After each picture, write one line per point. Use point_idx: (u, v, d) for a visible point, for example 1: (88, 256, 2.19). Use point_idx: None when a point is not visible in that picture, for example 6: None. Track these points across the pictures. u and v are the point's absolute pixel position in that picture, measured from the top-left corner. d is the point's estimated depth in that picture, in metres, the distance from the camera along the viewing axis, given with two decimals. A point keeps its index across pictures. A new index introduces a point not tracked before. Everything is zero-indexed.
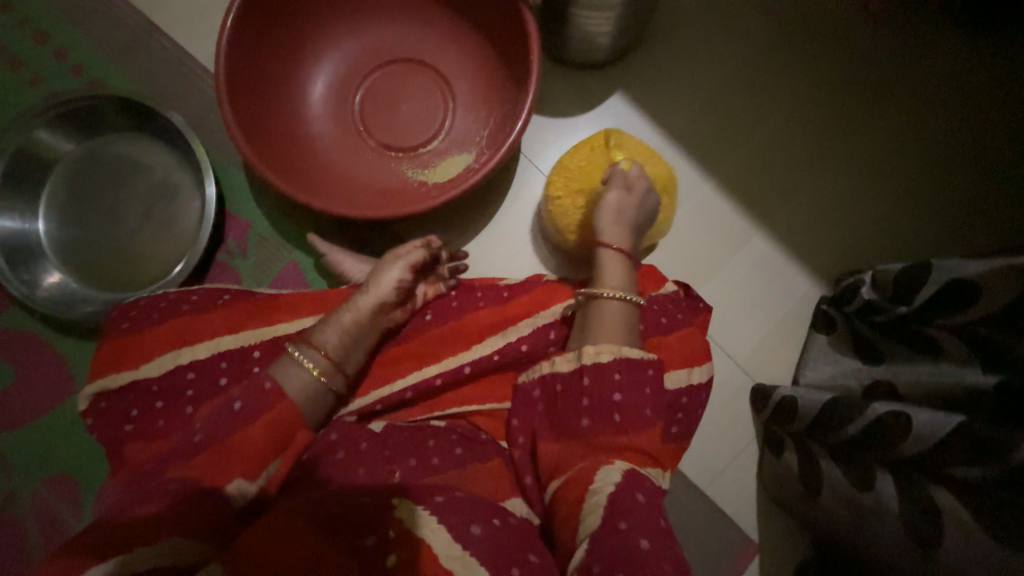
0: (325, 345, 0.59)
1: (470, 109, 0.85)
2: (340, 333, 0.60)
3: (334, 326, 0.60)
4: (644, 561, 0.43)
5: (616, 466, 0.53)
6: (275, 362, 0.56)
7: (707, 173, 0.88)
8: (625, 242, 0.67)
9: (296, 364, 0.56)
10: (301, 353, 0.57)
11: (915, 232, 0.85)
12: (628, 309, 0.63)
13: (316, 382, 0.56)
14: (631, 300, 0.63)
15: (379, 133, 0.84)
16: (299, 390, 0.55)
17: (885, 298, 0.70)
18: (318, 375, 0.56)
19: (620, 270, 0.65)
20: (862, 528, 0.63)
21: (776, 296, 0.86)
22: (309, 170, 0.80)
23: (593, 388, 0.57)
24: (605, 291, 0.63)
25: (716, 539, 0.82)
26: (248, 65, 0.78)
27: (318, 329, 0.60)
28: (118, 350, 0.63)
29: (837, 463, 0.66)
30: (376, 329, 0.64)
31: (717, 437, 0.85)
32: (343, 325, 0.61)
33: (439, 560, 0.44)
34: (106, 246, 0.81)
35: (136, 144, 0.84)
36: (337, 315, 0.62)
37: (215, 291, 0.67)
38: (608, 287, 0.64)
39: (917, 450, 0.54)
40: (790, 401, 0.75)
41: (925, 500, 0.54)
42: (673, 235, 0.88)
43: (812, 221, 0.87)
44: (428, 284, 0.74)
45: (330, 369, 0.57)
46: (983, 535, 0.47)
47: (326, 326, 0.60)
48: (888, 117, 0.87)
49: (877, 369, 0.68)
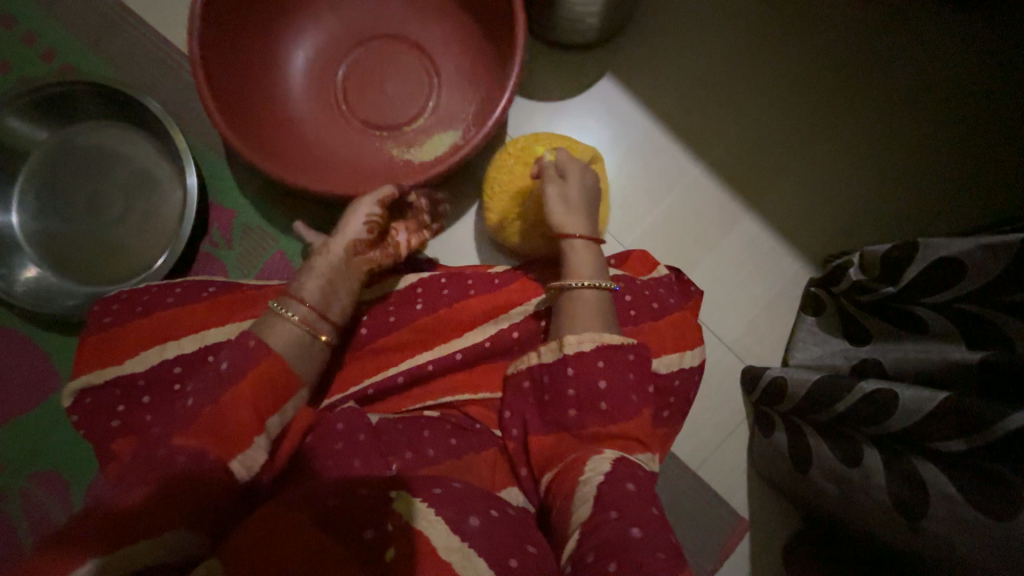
0: (306, 296, 0.59)
1: (455, 85, 0.83)
2: (320, 282, 0.60)
3: (309, 276, 0.61)
4: (640, 551, 0.43)
5: (606, 456, 0.54)
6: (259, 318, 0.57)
7: (697, 157, 0.88)
8: (584, 227, 0.66)
9: (275, 314, 0.56)
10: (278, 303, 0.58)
11: (901, 213, 0.86)
12: (602, 297, 0.62)
13: (298, 328, 0.56)
14: (602, 288, 0.62)
15: (362, 111, 0.83)
16: (286, 343, 0.55)
17: (872, 279, 0.70)
18: (300, 322, 0.57)
19: (585, 259, 0.64)
20: (851, 501, 0.64)
21: (766, 278, 0.87)
22: (293, 151, 0.78)
23: (577, 379, 0.57)
24: (573, 282, 0.62)
25: (707, 519, 0.83)
26: (226, 48, 0.75)
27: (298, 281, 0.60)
28: (101, 346, 0.61)
29: (825, 440, 0.67)
30: (355, 273, 0.63)
31: (709, 418, 0.86)
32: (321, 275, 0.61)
33: (439, 552, 0.43)
34: (86, 239, 0.79)
35: (113, 133, 0.81)
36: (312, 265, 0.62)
37: (199, 284, 0.65)
38: (575, 279, 0.63)
39: (903, 425, 0.56)
40: (780, 381, 0.76)
41: (911, 471, 0.55)
42: (663, 218, 0.87)
43: (801, 204, 0.87)
44: (410, 231, 0.72)
45: (309, 313, 0.57)
46: (968, 505, 0.48)
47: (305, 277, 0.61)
48: (875, 100, 0.88)
49: (865, 349, 0.71)
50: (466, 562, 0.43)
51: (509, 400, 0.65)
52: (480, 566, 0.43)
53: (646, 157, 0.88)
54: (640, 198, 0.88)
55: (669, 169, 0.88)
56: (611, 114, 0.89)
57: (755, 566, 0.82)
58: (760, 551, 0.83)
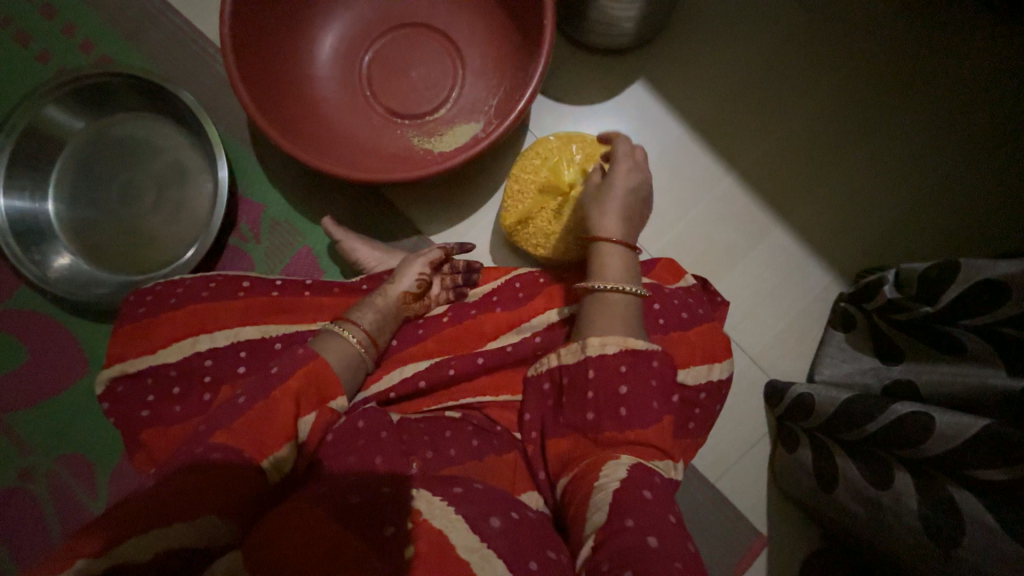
0: (363, 322, 0.63)
1: (480, 77, 0.83)
2: (375, 315, 0.65)
3: (367, 306, 0.65)
4: (654, 559, 0.42)
5: (622, 462, 0.53)
6: (317, 335, 0.60)
7: (728, 164, 0.87)
8: (617, 231, 0.64)
9: (337, 336, 0.60)
10: (340, 326, 0.61)
11: (936, 230, 0.83)
12: (633, 302, 0.61)
13: (354, 352, 0.60)
14: (632, 292, 0.61)
15: (386, 99, 0.82)
16: (338, 358, 0.58)
17: (908, 296, 0.68)
18: (356, 343, 0.60)
19: (614, 263, 0.63)
20: (880, 525, 0.62)
21: (794, 291, 0.86)
22: (317, 140, 0.77)
23: (597, 381, 0.56)
24: (599, 282, 0.62)
25: (725, 532, 0.82)
26: (258, 39, 0.75)
27: (356, 308, 0.65)
28: (129, 334, 0.61)
29: (854, 460, 0.66)
30: (401, 315, 0.68)
31: (729, 431, 0.85)
32: (378, 308, 0.65)
33: (456, 549, 0.42)
34: (118, 228, 0.80)
35: (149, 125, 0.82)
36: (368, 299, 0.67)
37: (235, 277, 0.65)
38: (604, 279, 0.62)
39: (938, 450, 0.54)
40: (808, 397, 0.75)
41: (946, 497, 0.53)
42: (691, 227, 0.86)
43: (832, 215, 0.86)
44: (447, 289, 0.73)
45: (365, 339, 0.62)
46: (1005, 537, 0.47)
47: (363, 306, 0.65)
48: (913, 110, 0.86)
49: (896, 368, 0.69)
50: (485, 564, 0.41)
51: (530, 402, 0.65)
52: (500, 566, 0.41)
53: (677, 165, 0.87)
54: (668, 207, 0.87)
55: (699, 178, 0.87)
56: (642, 120, 0.87)
57: None
58: (777, 567, 0.81)
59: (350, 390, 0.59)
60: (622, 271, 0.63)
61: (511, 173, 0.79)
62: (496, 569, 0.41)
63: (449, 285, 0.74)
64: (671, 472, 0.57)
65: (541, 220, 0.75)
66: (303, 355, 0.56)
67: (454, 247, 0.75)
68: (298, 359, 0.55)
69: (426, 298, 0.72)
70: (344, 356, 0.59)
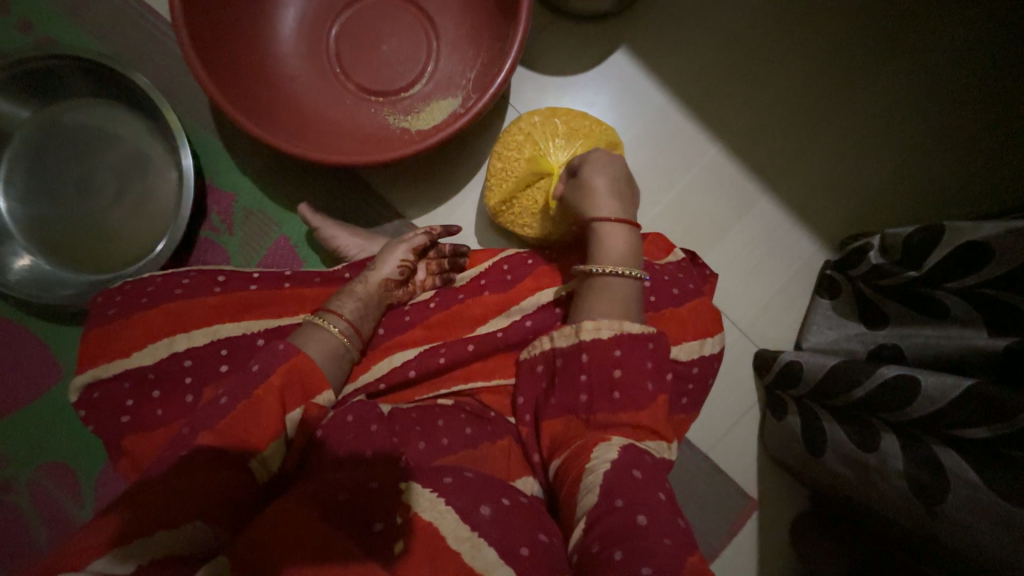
0: (346, 312, 0.61)
1: (455, 49, 0.79)
2: (357, 304, 0.63)
3: (348, 295, 0.63)
4: (643, 537, 0.43)
5: (612, 443, 0.53)
6: (297, 329, 0.58)
7: (713, 133, 0.85)
8: (614, 210, 0.62)
9: (320, 329, 0.58)
10: (322, 319, 0.60)
11: (918, 194, 0.84)
12: (633, 285, 0.60)
13: (338, 343, 0.59)
14: (632, 275, 0.60)
15: (357, 75, 0.78)
16: (323, 351, 0.57)
17: (893, 263, 0.69)
18: (340, 335, 0.59)
19: (614, 244, 0.61)
20: (866, 484, 0.64)
21: (781, 260, 0.86)
22: (285, 121, 0.73)
23: (591, 364, 0.56)
24: (597, 266, 0.60)
25: (718, 500, 0.84)
26: (213, 11, 0.69)
27: (338, 297, 0.63)
28: (95, 340, 0.58)
29: (840, 424, 0.68)
30: (384, 304, 0.67)
31: (719, 402, 0.86)
32: (360, 298, 0.63)
33: (446, 541, 0.43)
34: (79, 224, 0.75)
35: (102, 111, 0.77)
36: (350, 287, 0.65)
37: (209, 272, 0.62)
38: (603, 263, 0.61)
39: (926, 411, 0.55)
40: (795, 366, 0.76)
41: (931, 456, 0.55)
42: (678, 200, 0.85)
43: (818, 182, 0.85)
44: (429, 273, 0.72)
45: (349, 330, 0.60)
46: (988, 490, 0.49)
47: (346, 295, 0.63)
48: (897, 70, 0.84)
49: (882, 332, 0.70)
50: (477, 552, 0.43)
51: (522, 385, 0.64)
52: (490, 554, 0.43)
53: (662, 137, 0.85)
54: (655, 180, 0.85)
55: (685, 149, 0.85)
56: (626, 90, 0.85)
57: (762, 545, 0.84)
58: (766, 531, 0.84)
59: (337, 384, 0.58)
60: (625, 253, 0.62)
61: (493, 151, 0.76)
62: (486, 558, 0.42)
63: (434, 268, 0.72)
64: (663, 452, 0.56)
65: (526, 199, 0.72)
66: (286, 351, 0.54)
67: (439, 231, 0.73)
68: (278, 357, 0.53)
69: (411, 284, 0.70)
70: (329, 348, 0.58)
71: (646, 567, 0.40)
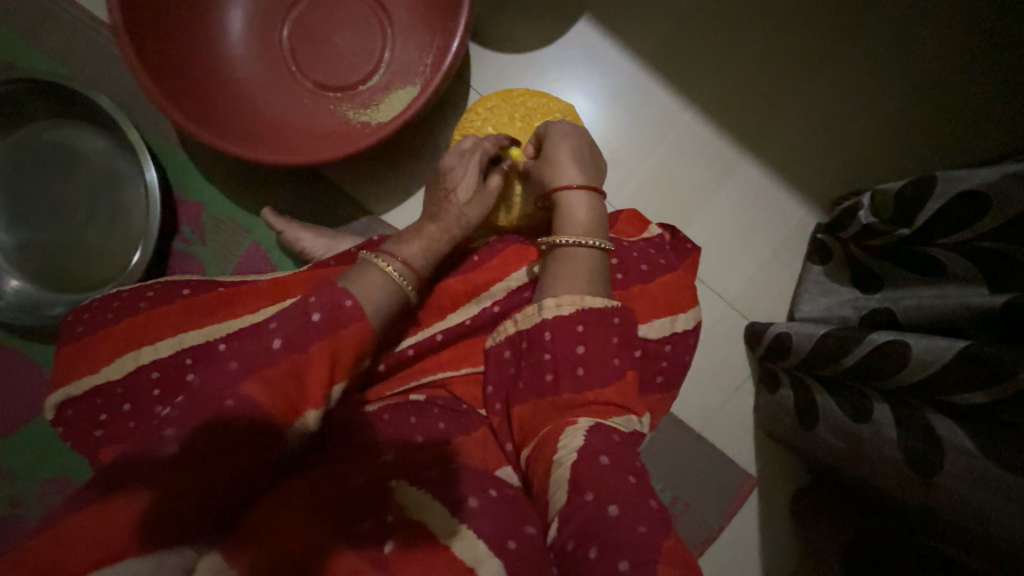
0: (406, 254, 0.56)
1: (411, 36, 0.77)
2: (422, 245, 0.58)
3: (416, 239, 0.58)
4: (614, 529, 0.42)
5: (578, 427, 0.51)
6: (352, 274, 0.53)
7: (688, 100, 0.81)
8: (577, 175, 0.60)
9: (381, 275, 0.54)
10: (384, 263, 0.55)
11: (911, 144, 0.79)
12: (598, 255, 0.58)
13: (398, 292, 0.54)
14: (598, 246, 0.58)
15: (313, 72, 0.76)
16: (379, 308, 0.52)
17: (883, 221, 0.65)
18: (402, 285, 0.54)
19: (578, 212, 0.59)
20: (861, 456, 0.61)
21: (768, 228, 0.82)
22: (242, 126, 0.72)
23: (555, 344, 0.55)
24: (563, 236, 0.59)
25: (716, 479, 0.81)
26: (161, 20, 0.69)
27: (400, 239, 0.58)
28: (67, 359, 0.59)
29: (832, 395, 0.65)
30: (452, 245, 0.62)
31: (710, 378, 0.83)
32: (427, 239, 0.59)
33: (439, 538, 0.45)
34: (57, 245, 0.77)
35: (68, 131, 0.78)
36: (420, 229, 0.60)
37: (176, 283, 0.64)
38: (568, 234, 0.59)
39: (914, 378, 0.52)
40: (785, 337, 0.73)
41: (925, 426, 0.51)
42: (654, 174, 0.82)
43: (804, 143, 0.81)
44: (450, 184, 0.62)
45: (413, 281, 0.56)
46: (984, 459, 0.45)
47: (410, 237, 0.58)
48: (883, 14, 0.79)
49: (875, 298, 0.66)
50: (466, 545, 0.44)
51: (492, 373, 0.62)
52: (480, 546, 0.44)
53: (632, 108, 0.81)
54: (629, 152, 0.81)
55: (659, 118, 0.81)
56: (592, 62, 0.81)
57: (764, 522, 0.81)
58: (767, 507, 0.82)
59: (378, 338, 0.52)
60: (590, 222, 0.60)
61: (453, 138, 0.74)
62: (478, 550, 0.43)
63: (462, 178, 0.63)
64: (633, 426, 0.55)
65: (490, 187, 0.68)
66: (348, 314, 0.49)
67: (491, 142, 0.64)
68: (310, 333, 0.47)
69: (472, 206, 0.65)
70: (369, 296, 0.51)
71: (623, 561, 0.39)
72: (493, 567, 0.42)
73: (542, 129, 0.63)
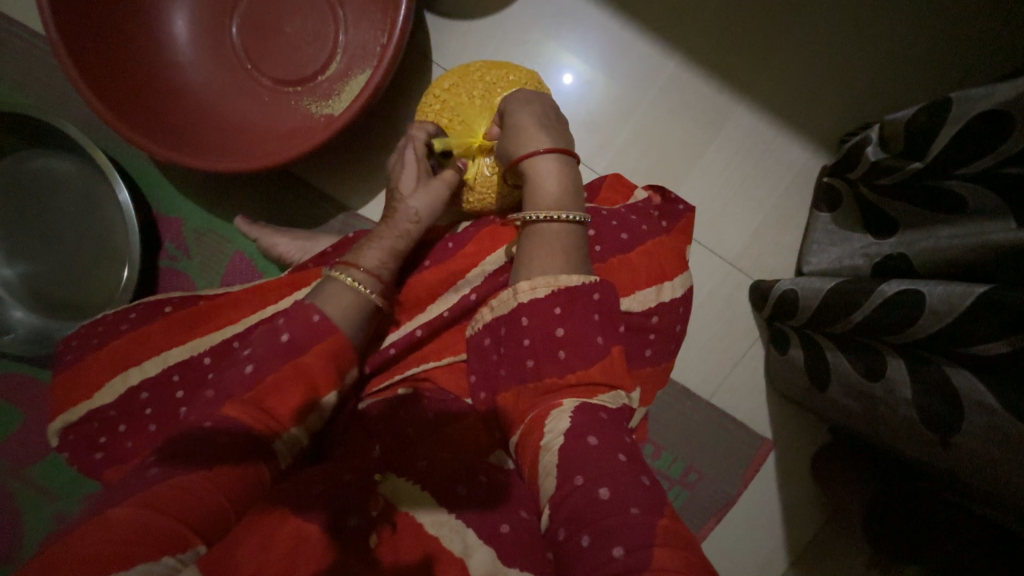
0: (366, 264, 0.55)
1: (363, 15, 0.73)
2: (381, 253, 0.57)
3: (377, 248, 0.57)
4: (605, 514, 0.39)
5: (564, 409, 0.47)
6: (319, 287, 0.53)
7: (669, 45, 0.75)
8: (542, 140, 0.55)
9: (346, 288, 0.52)
10: (347, 275, 0.53)
11: (915, 74, 0.73)
12: (573, 231, 0.53)
13: (368, 299, 0.53)
14: (572, 219, 0.53)
15: (269, 68, 0.73)
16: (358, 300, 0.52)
17: (894, 155, 0.58)
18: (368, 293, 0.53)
19: (546, 181, 0.54)
20: (878, 414, 0.57)
21: (767, 178, 0.76)
22: (203, 134, 0.70)
23: (532, 328, 0.50)
24: (529, 213, 0.53)
25: (730, 446, 0.78)
26: (107, 36, 0.67)
27: (359, 249, 0.56)
28: (62, 385, 0.60)
29: (845, 353, 0.60)
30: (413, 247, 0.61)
31: (716, 344, 0.79)
32: (382, 245, 0.57)
33: (424, 527, 0.44)
34: (52, 274, 0.78)
35: (43, 161, 0.78)
36: (378, 235, 0.58)
37: (157, 302, 0.64)
38: (535, 209, 0.54)
39: (930, 330, 0.47)
40: (791, 294, 0.68)
41: (942, 380, 0.47)
42: (638, 133, 0.76)
43: (798, 83, 0.75)
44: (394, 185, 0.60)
45: (380, 288, 0.55)
46: (1005, 416, 0.41)
47: (368, 246, 0.57)
48: None
49: (889, 242, 0.59)
50: (453, 535, 0.43)
51: (475, 362, 0.57)
52: (468, 533, 0.43)
53: (608, 63, 0.75)
54: (610, 112, 0.76)
55: (639, 70, 0.75)
56: (559, 17, 0.75)
57: (784, 485, 0.78)
58: (786, 468, 0.78)
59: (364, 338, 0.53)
60: (561, 194, 0.54)
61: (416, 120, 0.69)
62: (464, 538, 0.43)
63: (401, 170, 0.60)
64: (622, 401, 0.50)
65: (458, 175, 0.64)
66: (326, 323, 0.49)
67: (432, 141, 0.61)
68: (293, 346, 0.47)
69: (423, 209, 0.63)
70: (347, 295, 0.52)
71: (618, 548, 0.37)
72: (486, 555, 0.42)
73: (500, 116, 0.58)
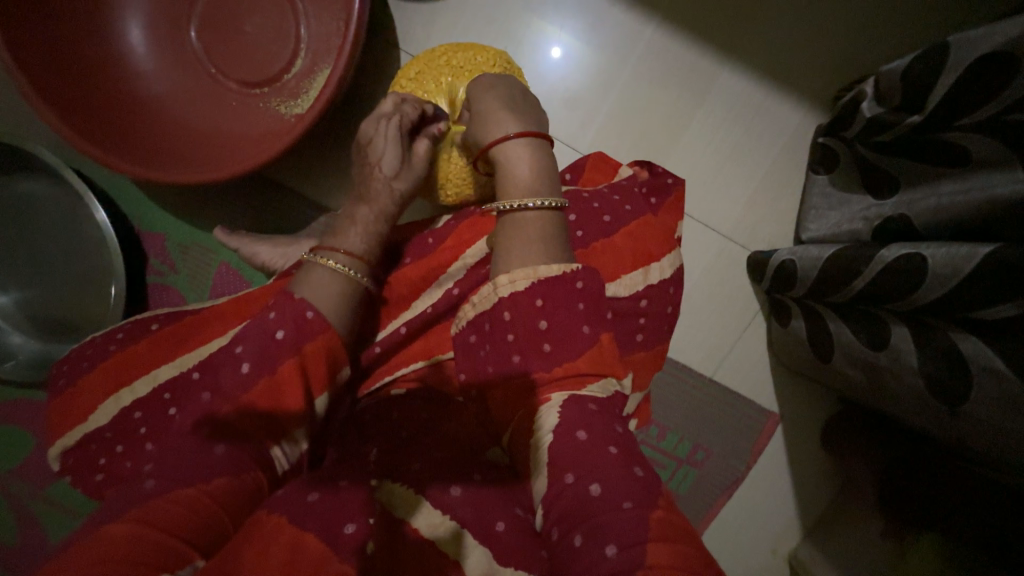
0: (347, 246, 0.53)
1: (323, 6, 0.70)
2: (362, 231, 0.54)
3: (357, 227, 0.54)
4: (596, 511, 0.38)
5: (553, 403, 0.46)
6: (297, 279, 0.51)
7: (645, 10, 0.71)
8: (511, 124, 0.52)
9: (322, 268, 0.51)
10: (326, 258, 0.52)
11: (911, 19, 0.69)
12: (551, 217, 0.51)
13: (352, 279, 0.52)
14: (549, 206, 0.51)
15: (233, 70, 0.71)
16: (337, 303, 0.50)
17: (892, 110, 0.54)
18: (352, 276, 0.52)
19: (520, 167, 0.51)
20: (883, 383, 0.55)
21: (759, 142, 0.73)
22: (172, 145, 0.69)
23: (515, 322, 0.48)
24: (503, 203, 0.51)
25: (735, 422, 0.77)
26: (62, 51, 0.65)
27: (338, 231, 0.54)
28: (58, 411, 0.61)
29: (847, 322, 0.58)
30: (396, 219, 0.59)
31: (714, 320, 0.77)
32: (364, 225, 0.55)
33: (420, 532, 0.43)
34: (44, 298, 0.78)
35: (19, 185, 0.77)
36: (358, 214, 0.55)
37: (145, 320, 0.64)
38: (509, 198, 0.51)
39: (939, 294, 0.44)
40: (790, 265, 0.65)
41: (948, 346, 0.44)
42: (620, 107, 0.73)
43: (784, 40, 0.71)
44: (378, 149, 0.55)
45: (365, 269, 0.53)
46: (1015, 382, 0.39)
47: (347, 226, 0.55)
48: None
49: (891, 202, 0.55)
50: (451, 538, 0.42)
51: None
52: (464, 534, 0.42)
53: (583, 34, 0.71)
54: (589, 86, 0.72)
55: (616, 39, 0.71)
56: None
57: (792, 457, 0.77)
58: (793, 440, 0.77)
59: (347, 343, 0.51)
60: (535, 179, 0.52)
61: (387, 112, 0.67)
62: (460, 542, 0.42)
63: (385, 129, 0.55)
64: (613, 389, 0.49)
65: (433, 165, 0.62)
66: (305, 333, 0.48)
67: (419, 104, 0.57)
68: (274, 362, 0.46)
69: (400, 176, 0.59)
70: (326, 293, 0.50)
71: (610, 546, 0.36)
72: (482, 556, 0.41)
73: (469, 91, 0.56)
